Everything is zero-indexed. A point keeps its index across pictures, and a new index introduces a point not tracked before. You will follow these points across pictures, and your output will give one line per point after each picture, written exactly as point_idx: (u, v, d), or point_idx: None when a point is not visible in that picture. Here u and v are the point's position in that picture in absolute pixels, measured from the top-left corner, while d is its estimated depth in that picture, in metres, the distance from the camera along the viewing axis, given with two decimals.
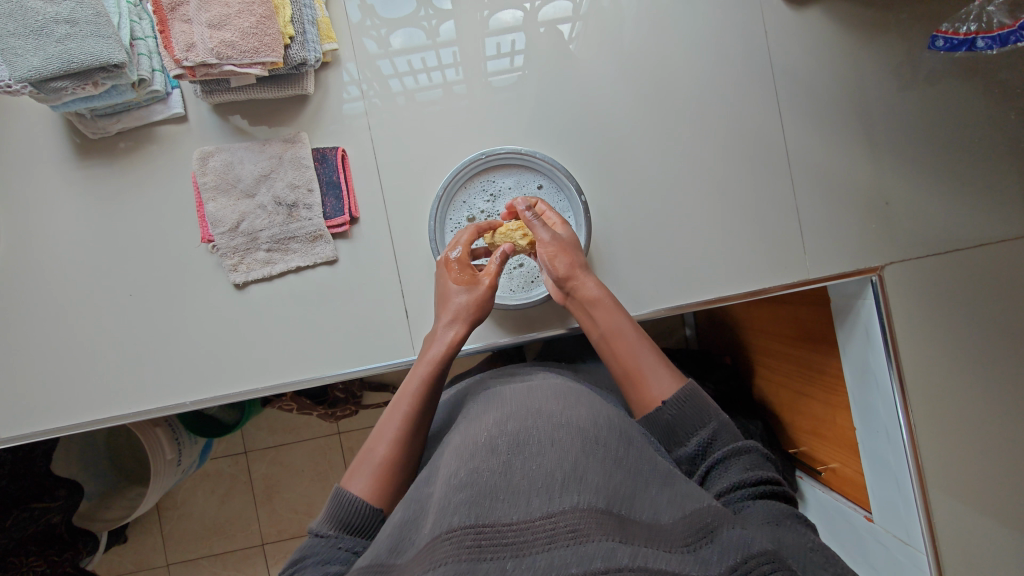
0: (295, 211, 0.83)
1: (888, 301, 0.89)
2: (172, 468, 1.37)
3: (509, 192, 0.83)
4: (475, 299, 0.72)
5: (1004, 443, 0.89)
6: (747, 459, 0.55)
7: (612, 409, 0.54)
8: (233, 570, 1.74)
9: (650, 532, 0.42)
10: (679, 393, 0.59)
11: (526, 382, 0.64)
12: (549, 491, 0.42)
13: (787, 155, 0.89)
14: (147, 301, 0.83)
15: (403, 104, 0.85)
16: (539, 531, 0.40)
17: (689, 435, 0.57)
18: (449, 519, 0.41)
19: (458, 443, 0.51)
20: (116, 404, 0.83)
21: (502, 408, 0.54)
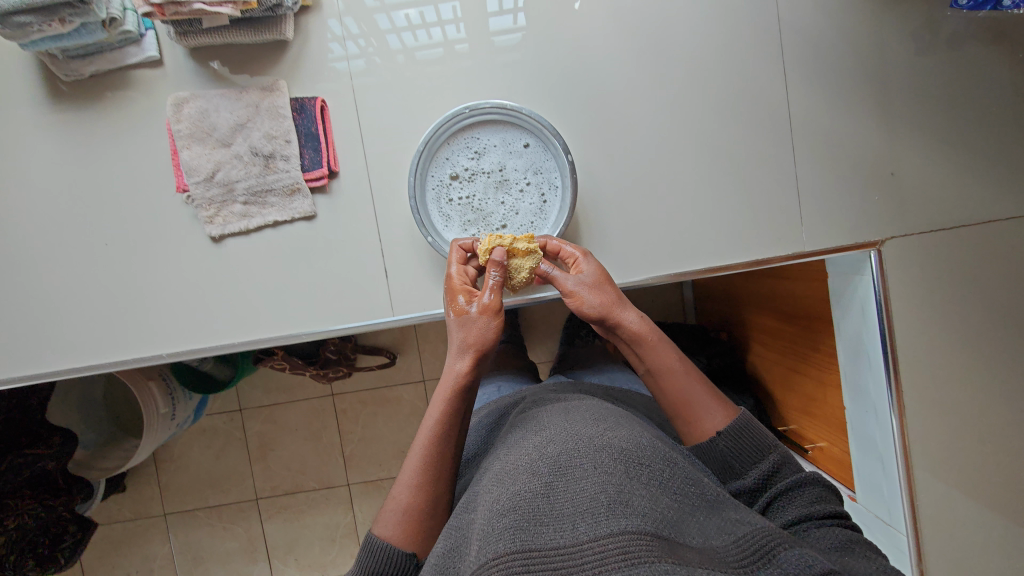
0: (272, 163, 0.80)
1: (885, 276, 0.85)
2: (166, 422, 1.40)
3: (494, 149, 0.79)
4: (478, 330, 0.67)
5: (996, 427, 0.87)
6: (812, 490, 0.58)
7: (651, 435, 0.59)
8: (228, 523, 1.78)
9: (700, 554, 0.46)
10: (733, 424, 0.63)
11: (564, 407, 0.68)
12: (597, 515, 0.46)
13: (791, 120, 0.84)
14: (123, 251, 0.82)
15: (403, 63, 0.81)
16: (588, 555, 0.44)
17: (747, 466, 0.61)
18: (496, 545, 0.45)
19: (502, 470, 0.56)
20: (93, 353, 0.83)
21: (542, 436, 0.59)
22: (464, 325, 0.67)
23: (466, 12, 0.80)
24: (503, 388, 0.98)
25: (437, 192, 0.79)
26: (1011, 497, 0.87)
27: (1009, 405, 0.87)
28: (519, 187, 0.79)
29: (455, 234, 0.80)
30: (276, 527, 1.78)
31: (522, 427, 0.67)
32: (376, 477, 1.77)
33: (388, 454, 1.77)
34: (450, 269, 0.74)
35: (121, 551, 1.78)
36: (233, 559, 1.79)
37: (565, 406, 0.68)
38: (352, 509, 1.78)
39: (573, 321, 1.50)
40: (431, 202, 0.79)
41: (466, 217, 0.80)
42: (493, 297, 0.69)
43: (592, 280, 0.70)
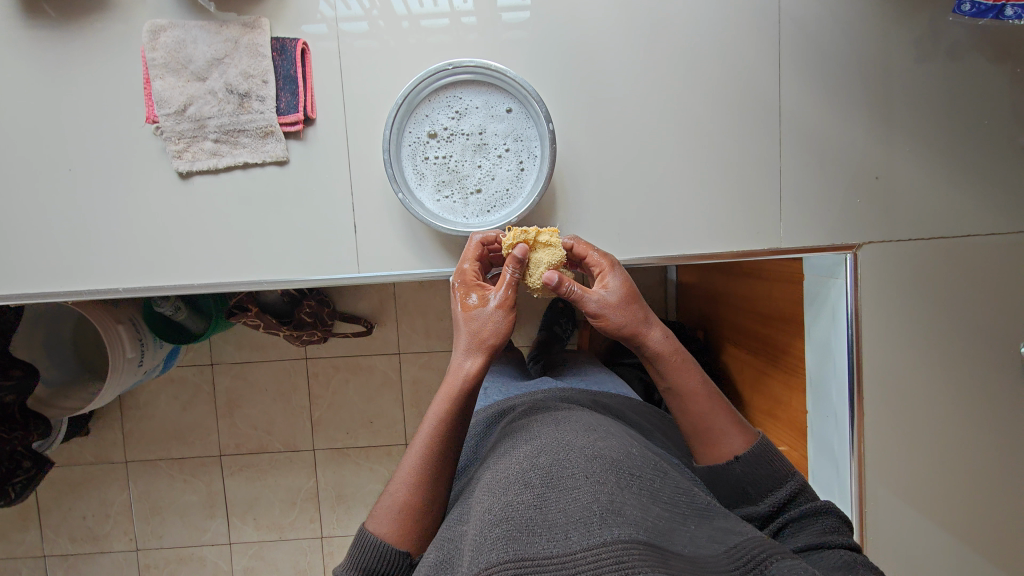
0: (246, 102, 0.78)
1: (859, 283, 0.85)
2: (133, 370, 1.39)
3: (475, 111, 0.77)
4: (488, 326, 0.68)
5: (952, 443, 0.88)
6: (826, 520, 0.61)
7: (640, 448, 0.61)
8: (189, 476, 1.77)
9: (691, 565, 0.48)
10: (752, 449, 0.65)
11: (556, 419, 0.69)
12: (590, 524, 0.47)
13: (782, 114, 0.82)
14: (86, 178, 0.79)
15: (407, 31, 0.79)
16: (583, 563, 0.45)
17: (762, 493, 0.64)
18: (489, 556, 0.46)
19: (494, 481, 0.57)
20: (48, 281, 0.81)
21: (533, 447, 0.60)
22: (474, 320, 0.69)
23: None
24: (489, 390, 1.01)
25: (413, 149, 0.77)
26: (957, 514, 0.88)
27: (967, 422, 0.87)
28: (498, 152, 0.78)
29: (427, 194, 0.78)
30: (237, 485, 1.77)
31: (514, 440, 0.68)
32: (342, 445, 1.77)
33: (356, 422, 1.76)
34: (462, 262, 0.74)
35: (78, 494, 1.77)
36: (191, 512, 1.78)
37: (557, 419, 0.69)
38: (315, 474, 1.77)
39: (554, 307, 1.49)
40: (406, 159, 0.77)
41: (440, 178, 0.78)
42: (505, 294, 0.70)
43: (618, 296, 0.69)
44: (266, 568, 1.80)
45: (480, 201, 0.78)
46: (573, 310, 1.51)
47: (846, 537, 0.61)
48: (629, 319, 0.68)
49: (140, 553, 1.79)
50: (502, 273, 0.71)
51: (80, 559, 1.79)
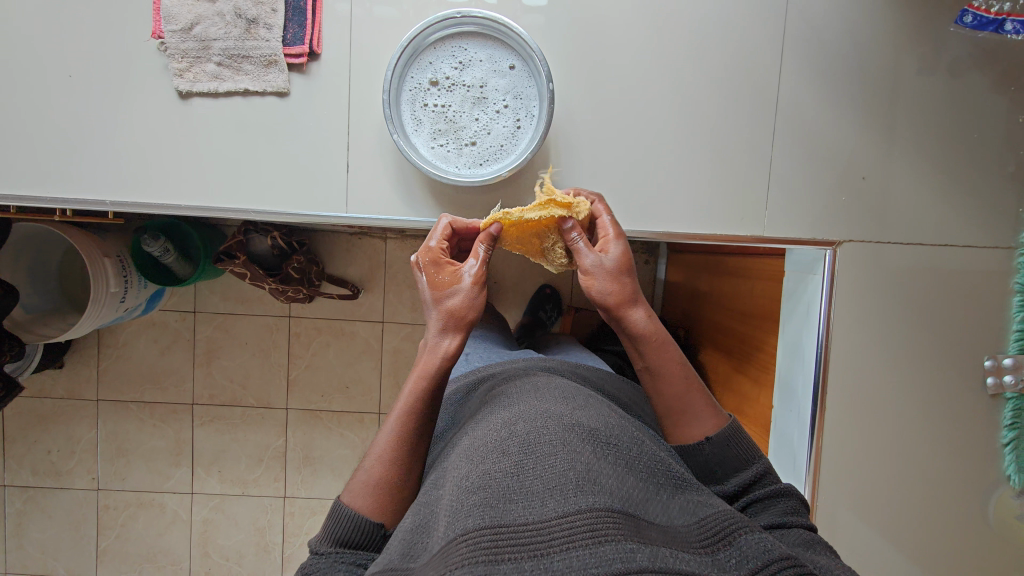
0: (254, 28, 0.78)
1: (836, 279, 0.86)
2: (114, 303, 1.40)
3: (479, 64, 0.78)
4: (463, 304, 0.69)
5: (909, 450, 0.89)
6: (787, 501, 0.62)
7: (617, 420, 0.62)
8: (159, 421, 1.77)
9: (664, 535, 0.48)
10: (723, 431, 0.66)
11: (536, 389, 0.70)
12: (566, 492, 0.48)
13: (778, 105, 0.83)
14: (86, 86, 0.80)
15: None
16: (557, 530, 0.45)
17: (729, 474, 0.65)
18: (464, 522, 0.47)
19: (473, 450, 0.57)
20: (36, 185, 0.81)
21: (511, 416, 0.61)
22: (446, 299, 0.69)
23: None
24: (469, 356, 1.03)
25: (412, 95, 0.78)
26: (906, 520, 0.90)
27: (924, 430, 0.89)
28: (496, 107, 0.78)
29: (422, 141, 0.79)
30: (206, 436, 1.77)
31: (493, 409, 0.68)
32: (316, 407, 1.77)
33: (331, 386, 1.76)
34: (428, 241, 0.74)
35: (46, 427, 1.76)
36: (157, 458, 1.77)
37: (537, 389, 0.69)
38: (285, 433, 1.77)
39: (541, 292, 1.51)
40: (404, 103, 0.78)
41: (436, 126, 0.78)
42: (479, 269, 0.71)
43: (614, 263, 0.69)
44: (225, 522, 1.79)
45: (474, 153, 0.79)
46: (559, 297, 1.52)
47: (803, 518, 0.62)
48: (618, 292, 0.68)
49: (100, 493, 1.78)
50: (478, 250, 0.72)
51: (39, 493, 1.78)
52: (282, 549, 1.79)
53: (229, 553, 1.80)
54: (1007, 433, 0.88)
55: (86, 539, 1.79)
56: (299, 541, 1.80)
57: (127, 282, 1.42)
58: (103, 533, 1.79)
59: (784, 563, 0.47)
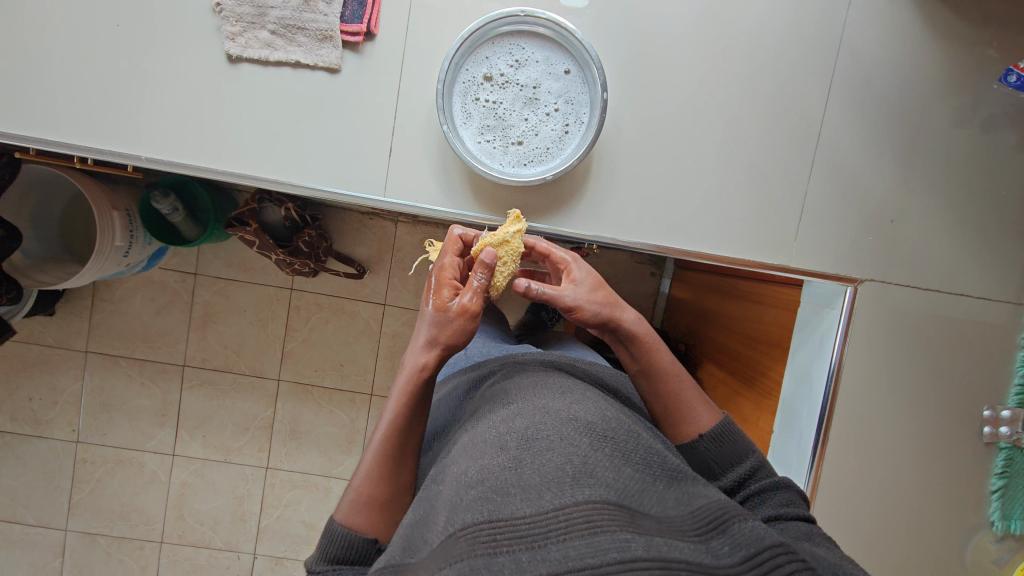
0: (313, 1, 0.78)
1: (853, 318, 0.88)
2: (117, 259, 1.37)
3: (535, 65, 0.78)
4: (452, 330, 0.71)
5: (901, 487, 0.92)
6: (783, 494, 0.63)
7: (616, 415, 0.61)
8: (147, 380, 1.75)
9: (661, 525, 0.45)
10: (717, 427, 0.69)
11: (536, 385, 0.70)
12: (563, 485, 0.47)
13: (819, 141, 0.84)
14: (133, 38, 0.78)
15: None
16: (553, 522, 0.44)
17: (726, 470, 0.67)
18: (464, 517, 0.48)
19: (475, 448, 0.58)
20: (72, 134, 0.79)
21: (512, 415, 0.62)
22: (440, 322, 0.71)
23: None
24: (470, 349, 1.04)
25: (465, 88, 0.78)
26: (891, 554, 0.92)
27: (917, 469, 0.92)
28: (547, 110, 0.79)
29: (470, 135, 0.79)
30: (194, 399, 1.75)
31: (496, 407, 0.69)
32: (308, 381, 1.76)
33: (326, 363, 1.76)
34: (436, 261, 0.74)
35: (30, 373, 1.73)
36: (141, 416, 1.75)
37: (537, 387, 0.70)
38: (274, 405, 1.76)
39: None
40: (456, 95, 0.78)
41: (485, 121, 0.79)
42: (474, 300, 0.72)
43: (587, 287, 0.74)
44: (204, 487, 1.77)
45: (519, 153, 0.80)
46: None
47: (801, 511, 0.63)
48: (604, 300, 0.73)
49: (79, 446, 1.76)
50: (472, 278, 0.73)
51: (16, 440, 1.75)
52: (258, 519, 1.78)
53: (205, 518, 1.78)
54: (996, 481, 0.90)
55: (59, 491, 1.76)
56: (277, 513, 1.78)
57: (132, 238, 1.40)
58: (78, 486, 1.76)
59: (781, 551, 0.44)
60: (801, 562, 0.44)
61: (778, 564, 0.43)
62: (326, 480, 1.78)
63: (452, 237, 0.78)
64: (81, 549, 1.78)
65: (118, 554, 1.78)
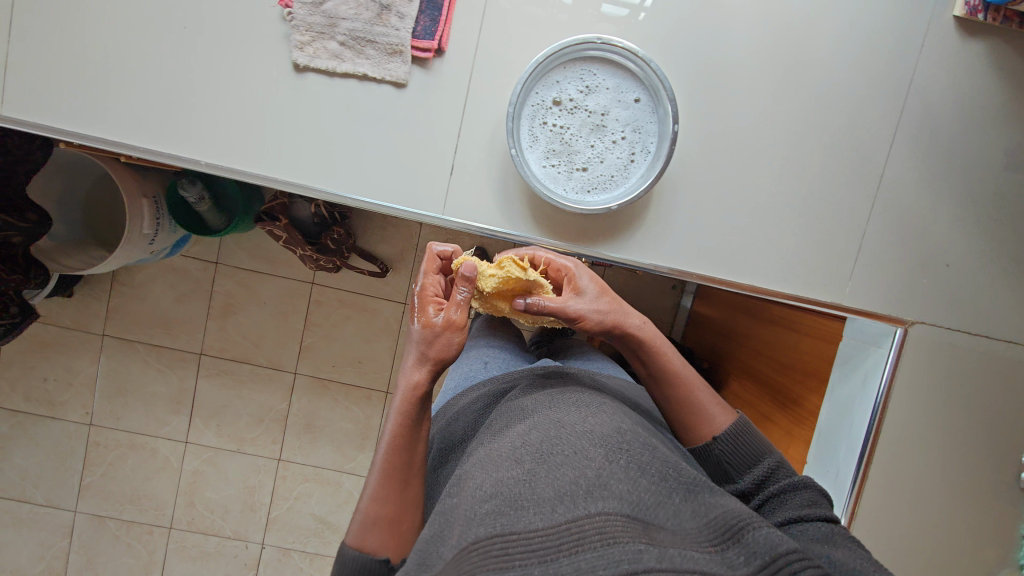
0: (385, 14, 0.76)
1: (901, 358, 0.88)
2: (142, 246, 1.36)
3: (605, 92, 0.77)
4: (442, 345, 0.70)
5: (942, 531, 0.90)
6: (805, 494, 0.60)
7: (630, 426, 0.61)
8: (165, 368, 1.74)
9: (674, 537, 0.46)
10: (730, 430, 0.67)
11: (552, 396, 0.70)
12: (576, 499, 0.48)
13: (880, 181, 0.84)
14: (199, 41, 0.77)
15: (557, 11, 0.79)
16: (565, 535, 0.45)
17: (743, 472, 0.64)
18: (477, 531, 0.48)
19: (489, 459, 0.58)
20: (132, 134, 0.78)
21: (528, 428, 0.62)
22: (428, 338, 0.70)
23: None
24: (488, 362, 0.98)
25: (534, 111, 0.77)
26: None
27: (960, 513, 0.89)
28: (614, 137, 0.78)
29: (535, 158, 0.78)
30: (211, 387, 1.74)
31: (512, 421, 0.68)
32: (326, 377, 1.75)
33: (344, 359, 1.74)
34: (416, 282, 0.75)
35: (47, 355, 1.71)
36: (156, 404, 1.74)
37: (552, 399, 0.69)
38: (289, 398, 1.75)
39: None
40: (524, 118, 0.77)
41: (551, 145, 0.78)
42: (458, 312, 0.72)
43: (593, 294, 0.72)
44: (216, 476, 1.75)
45: (583, 179, 0.79)
46: None
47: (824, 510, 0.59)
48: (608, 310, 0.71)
49: (92, 429, 1.74)
50: (454, 293, 0.73)
51: (30, 419, 1.73)
52: (268, 511, 1.76)
53: (215, 507, 1.76)
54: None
55: (70, 473, 1.75)
56: (287, 505, 1.76)
57: (160, 226, 1.38)
58: (89, 469, 1.75)
59: (797, 557, 0.44)
60: (814, 568, 0.44)
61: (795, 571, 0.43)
62: (337, 476, 1.76)
63: (430, 254, 0.78)
64: (90, 531, 1.75)
65: (127, 537, 1.76)
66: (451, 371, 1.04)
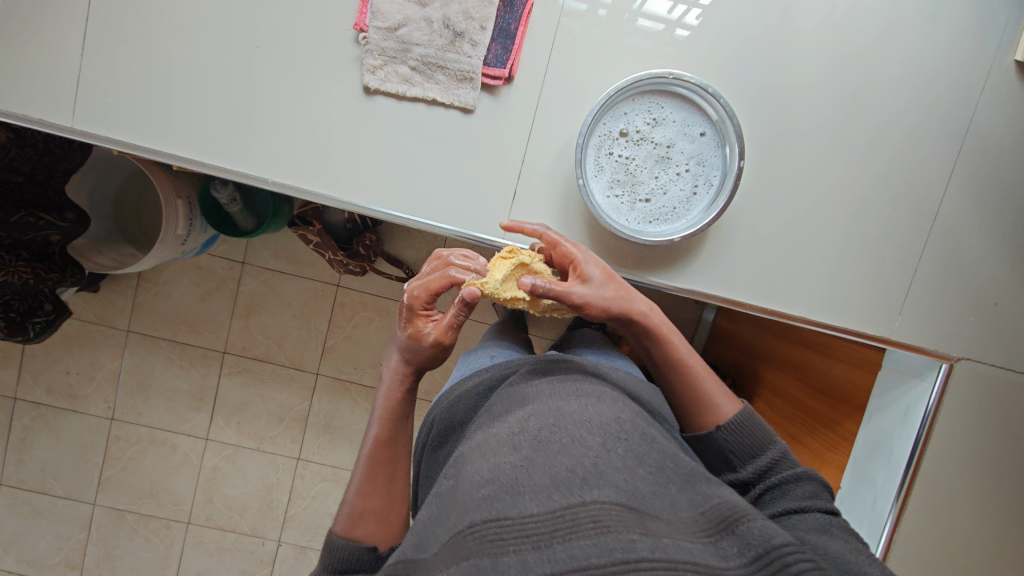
0: (458, 42, 0.77)
1: (946, 392, 0.89)
2: (175, 246, 1.30)
3: (671, 124, 0.78)
4: (421, 356, 0.76)
5: (983, 564, 0.90)
6: (806, 485, 0.59)
7: (630, 415, 0.59)
8: (187, 363, 1.64)
9: (669, 526, 0.44)
10: (736, 419, 0.67)
11: (552, 383, 0.68)
12: (572, 487, 0.47)
13: (934, 219, 0.86)
14: (270, 61, 0.77)
15: (624, 46, 0.81)
16: (558, 522, 0.44)
17: (747, 461, 0.64)
18: (472, 516, 0.47)
19: (486, 445, 0.57)
20: (200, 150, 0.79)
21: (528, 414, 0.60)
22: (413, 348, 0.75)
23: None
24: (497, 356, 0.94)
25: (601, 141, 0.78)
26: None
27: (1002, 546, 0.90)
28: (678, 170, 0.79)
29: (599, 187, 0.79)
30: (232, 385, 1.65)
31: (511, 406, 0.66)
32: (348, 378, 1.67)
33: (367, 361, 1.65)
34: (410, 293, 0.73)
35: (69, 348, 1.62)
36: (177, 400, 1.65)
37: (552, 386, 0.67)
38: (310, 398, 1.67)
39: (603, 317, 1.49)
40: (591, 148, 0.78)
41: (616, 176, 0.79)
42: (445, 334, 0.73)
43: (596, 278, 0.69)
44: (234, 473, 1.66)
45: (646, 210, 0.80)
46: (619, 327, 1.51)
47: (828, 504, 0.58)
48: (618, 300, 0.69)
49: (113, 424, 1.65)
50: (447, 314, 0.73)
51: (51, 412, 1.64)
52: (286, 509, 1.67)
53: (233, 504, 1.67)
54: None
55: (91, 466, 1.65)
56: (305, 503, 1.67)
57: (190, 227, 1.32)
58: (109, 463, 1.66)
59: (791, 549, 0.42)
60: (812, 561, 0.41)
61: (791, 564, 0.41)
62: None
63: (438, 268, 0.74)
64: (108, 524, 1.66)
65: (144, 531, 1.67)
66: (460, 363, 1.00)
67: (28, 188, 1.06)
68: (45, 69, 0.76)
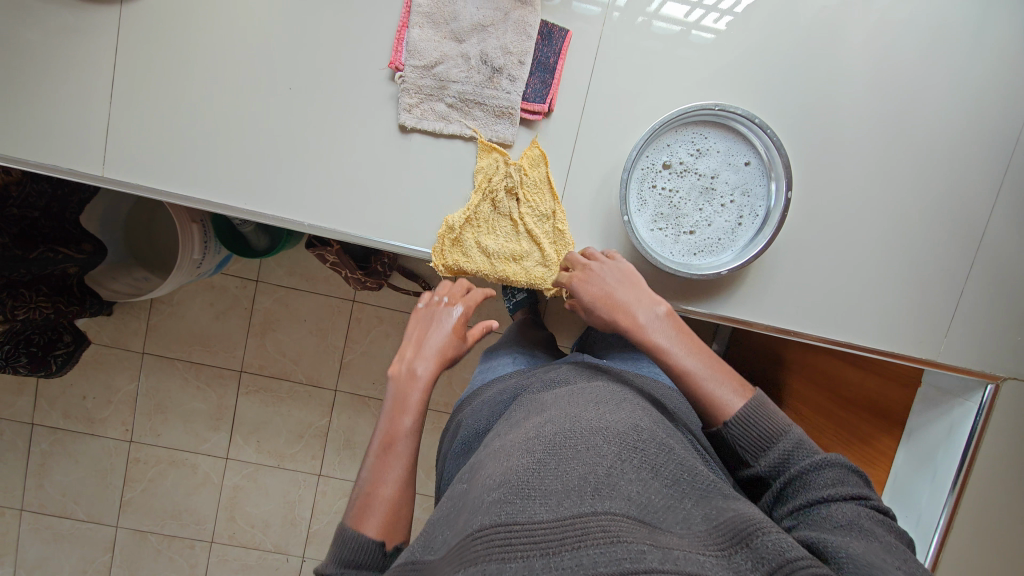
0: (496, 78, 0.76)
1: (992, 412, 0.89)
2: (191, 271, 1.19)
3: (715, 155, 0.77)
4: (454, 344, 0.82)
5: None
6: (828, 473, 0.52)
7: (648, 423, 0.56)
8: (204, 384, 1.57)
9: (682, 540, 0.42)
10: (744, 412, 0.59)
11: (570, 387, 0.66)
12: (585, 495, 0.44)
13: (980, 238, 0.85)
14: (305, 103, 0.75)
15: (665, 73, 0.79)
16: (569, 529, 0.42)
17: (760, 454, 0.56)
18: (479, 519, 0.44)
19: (500, 450, 0.54)
20: (235, 196, 0.77)
21: (542, 418, 0.58)
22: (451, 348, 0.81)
23: (729, 15, 0.78)
24: (519, 359, 0.92)
25: (643, 174, 0.77)
26: None
27: None
28: (722, 201, 0.78)
29: (642, 221, 0.78)
30: (250, 405, 1.57)
31: (526, 411, 0.64)
32: (366, 394, 1.58)
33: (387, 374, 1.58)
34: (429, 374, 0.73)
35: (84, 371, 1.55)
36: (195, 420, 1.58)
37: (570, 389, 0.64)
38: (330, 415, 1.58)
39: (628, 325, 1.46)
40: (634, 182, 0.77)
41: (659, 209, 0.78)
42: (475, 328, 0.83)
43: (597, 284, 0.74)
44: (256, 491, 1.59)
45: (690, 242, 0.78)
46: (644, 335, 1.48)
47: (857, 489, 0.52)
48: (606, 302, 0.71)
49: (132, 446, 1.58)
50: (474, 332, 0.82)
51: (69, 436, 1.57)
52: (309, 524, 1.61)
53: (256, 521, 1.60)
54: None
55: (111, 489, 1.59)
56: (328, 519, 1.61)
57: (206, 249, 1.21)
58: (129, 485, 1.59)
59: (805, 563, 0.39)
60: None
61: None
62: None
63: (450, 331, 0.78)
64: (131, 545, 1.61)
65: (168, 552, 1.61)
66: (480, 365, 0.98)
67: (45, 222, 1.00)
68: (74, 116, 0.73)
